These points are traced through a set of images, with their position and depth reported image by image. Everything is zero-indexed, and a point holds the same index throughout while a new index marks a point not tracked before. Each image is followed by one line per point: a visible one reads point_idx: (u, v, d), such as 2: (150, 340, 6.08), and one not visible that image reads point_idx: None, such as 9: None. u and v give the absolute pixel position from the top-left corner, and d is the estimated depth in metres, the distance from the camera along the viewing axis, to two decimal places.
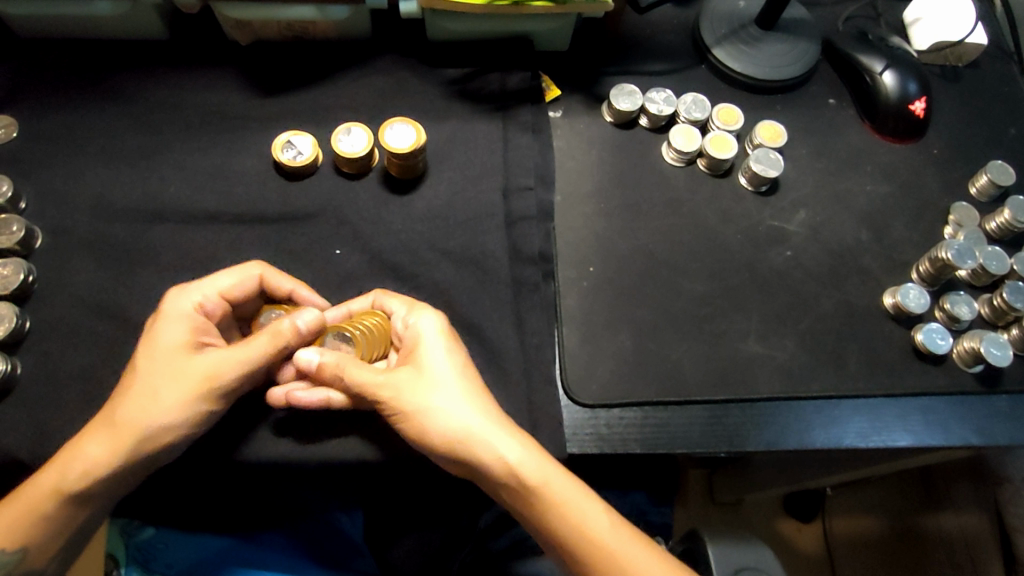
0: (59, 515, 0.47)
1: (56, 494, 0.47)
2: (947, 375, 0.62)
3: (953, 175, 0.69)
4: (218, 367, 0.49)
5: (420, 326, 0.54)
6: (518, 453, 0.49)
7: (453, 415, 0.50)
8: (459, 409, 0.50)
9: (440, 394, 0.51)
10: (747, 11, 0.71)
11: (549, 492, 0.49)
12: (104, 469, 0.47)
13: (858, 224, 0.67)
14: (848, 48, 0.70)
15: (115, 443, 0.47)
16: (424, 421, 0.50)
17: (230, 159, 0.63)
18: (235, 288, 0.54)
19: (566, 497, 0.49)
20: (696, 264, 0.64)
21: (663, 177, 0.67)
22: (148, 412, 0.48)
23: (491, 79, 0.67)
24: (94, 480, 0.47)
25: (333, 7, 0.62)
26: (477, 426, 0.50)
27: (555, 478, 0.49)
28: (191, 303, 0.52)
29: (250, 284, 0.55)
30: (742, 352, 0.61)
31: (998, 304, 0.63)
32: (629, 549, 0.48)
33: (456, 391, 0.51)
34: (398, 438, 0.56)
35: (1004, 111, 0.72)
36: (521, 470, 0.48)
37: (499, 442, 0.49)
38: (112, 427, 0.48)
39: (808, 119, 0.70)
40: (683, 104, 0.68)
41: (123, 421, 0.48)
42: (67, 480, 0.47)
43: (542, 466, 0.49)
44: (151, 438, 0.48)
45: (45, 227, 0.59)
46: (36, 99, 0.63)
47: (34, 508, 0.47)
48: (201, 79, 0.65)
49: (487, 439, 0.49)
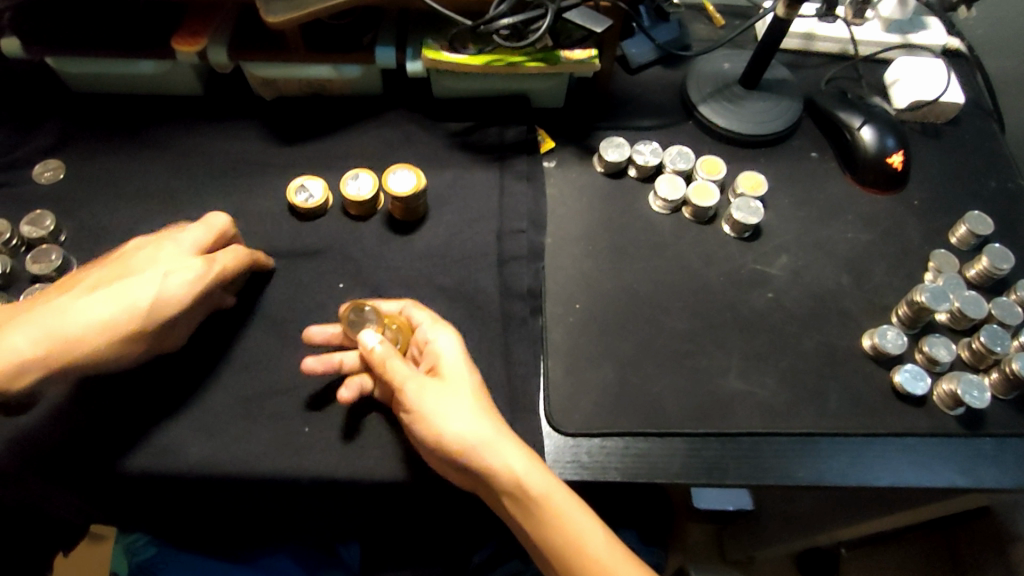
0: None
1: None
2: (928, 417, 0.63)
3: (934, 225, 0.72)
4: (166, 336, 0.57)
5: (441, 341, 0.58)
6: (520, 468, 0.52)
7: (465, 424, 0.53)
8: (470, 417, 0.54)
9: (454, 399, 0.55)
10: (730, 72, 0.76)
11: (549, 502, 0.52)
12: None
13: (839, 269, 0.69)
14: (829, 106, 0.74)
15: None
16: (436, 423, 0.53)
17: (251, 201, 0.69)
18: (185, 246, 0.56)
19: (562, 508, 0.52)
20: (679, 304, 0.67)
21: (649, 224, 0.71)
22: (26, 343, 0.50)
23: (491, 132, 0.73)
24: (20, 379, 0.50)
25: (347, 67, 0.69)
26: (482, 438, 0.53)
27: (554, 492, 0.52)
28: (151, 272, 0.53)
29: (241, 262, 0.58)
30: (722, 387, 0.63)
31: (977, 347, 0.64)
32: (621, 564, 0.51)
33: (468, 402, 0.55)
34: (386, 458, 0.59)
35: (983, 165, 0.75)
36: (525, 480, 0.52)
37: (502, 452, 0.52)
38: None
39: (790, 171, 0.74)
40: (668, 155, 0.72)
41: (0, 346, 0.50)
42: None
43: (545, 479, 0.52)
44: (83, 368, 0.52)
45: (81, 257, 0.65)
46: (84, 146, 0.71)
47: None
48: (229, 130, 0.73)
49: (491, 449, 0.52)
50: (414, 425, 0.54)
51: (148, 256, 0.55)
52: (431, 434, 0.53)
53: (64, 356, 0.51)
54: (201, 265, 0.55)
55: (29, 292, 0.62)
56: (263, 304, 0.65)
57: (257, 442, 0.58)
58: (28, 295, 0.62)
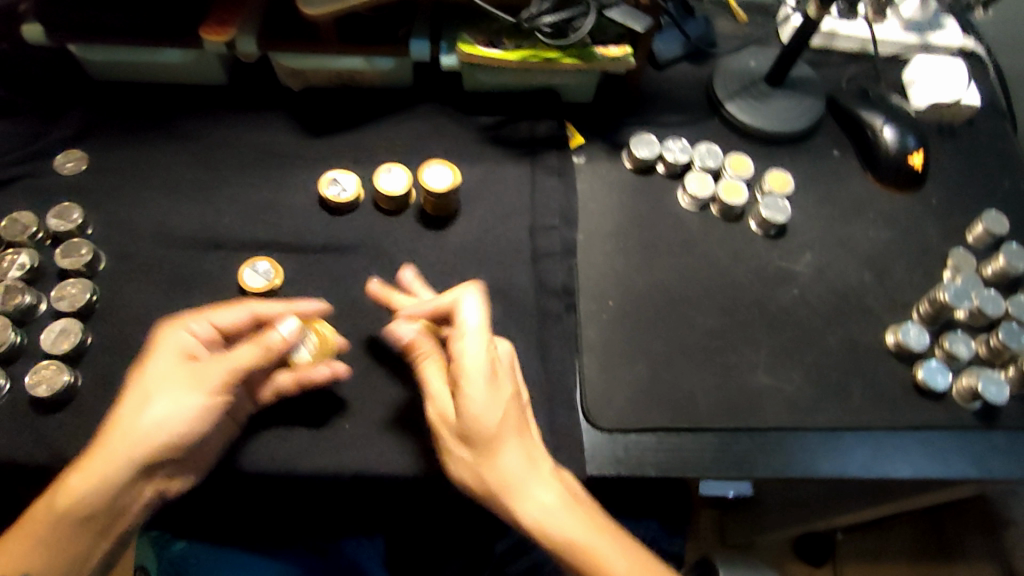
0: (49, 532, 0.49)
1: (65, 512, 0.49)
2: (947, 411, 0.65)
3: (952, 224, 0.74)
4: (211, 373, 0.52)
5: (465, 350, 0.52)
6: (548, 513, 0.50)
7: (505, 468, 0.51)
8: (514, 463, 0.51)
9: (494, 438, 0.51)
10: (757, 69, 0.77)
11: (583, 553, 0.50)
12: (109, 484, 0.49)
13: (862, 267, 0.71)
14: (851, 105, 0.76)
15: (124, 458, 0.49)
16: (483, 471, 0.51)
17: (281, 195, 0.69)
18: (229, 320, 0.57)
19: (601, 551, 0.50)
20: (708, 301, 0.68)
21: (678, 220, 0.72)
22: (167, 420, 0.51)
23: (521, 127, 0.73)
24: (102, 493, 0.49)
25: (380, 59, 0.69)
26: (518, 484, 0.51)
27: (587, 538, 0.50)
28: (175, 334, 0.54)
29: (242, 318, 0.57)
30: (751, 383, 0.64)
31: (994, 345, 0.66)
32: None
33: (509, 443, 0.52)
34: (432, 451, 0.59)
35: (998, 166, 0.77)
36: (550, 527, 0.50)
37: (534, 498, 0.51)
38: (117, 440, 0.50)
39: (814, 169, 0.76)
40: (697, 153, 0.73)
41: (127, 428, 0.50)
42: (75, 495, 0.49)
43: (575, 527, 0.50)
44: (155, 444, 0.50)
45: (110, 252, 0.64)
46: (106, 136, 0.69)
47: (42, 525, 0.49)
48: (258, 122, 0.72)
49: (523, 494, 0.51)
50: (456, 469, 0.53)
51: (177, 324, 0.55)
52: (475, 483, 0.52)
53: (119, 435, 0.50)
54: (206, 319, 0.56)
55: (60, 288, 0.61)
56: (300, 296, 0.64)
57: (298, 441, 0.59)
58: (60, 291, 0.60)
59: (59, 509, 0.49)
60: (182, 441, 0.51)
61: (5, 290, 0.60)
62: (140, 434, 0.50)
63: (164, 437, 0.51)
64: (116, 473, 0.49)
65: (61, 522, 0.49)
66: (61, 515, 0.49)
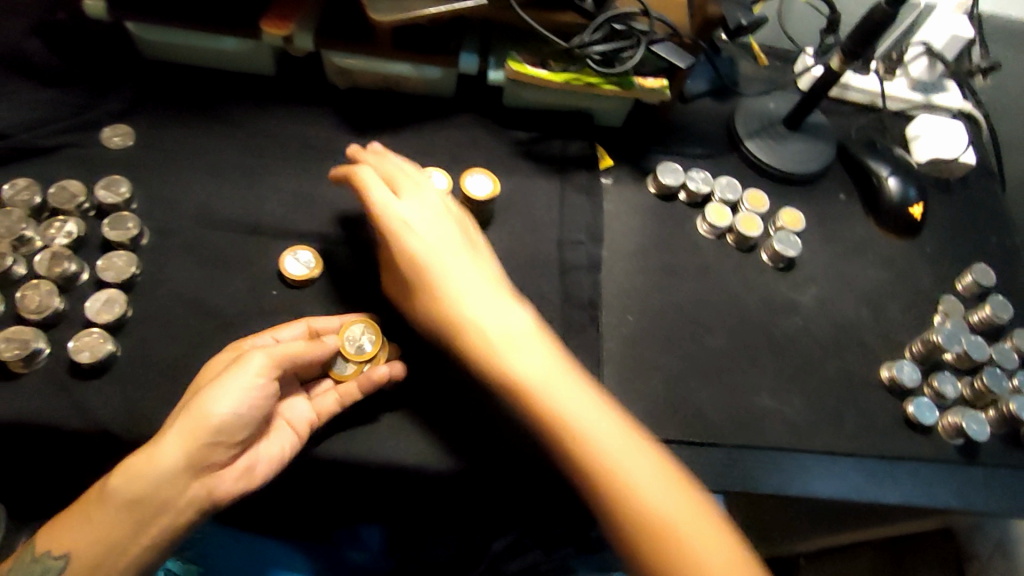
0: (102, 523, 0.48)
1: (129, 497, 0.48)
2: (932, 444, 0.70)
3: (944, 271, 0.79)
4: (266, 358, 0.54)
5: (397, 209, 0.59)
6: (581, 415, 0.51)
7: (523, 357, 0.54)
8: (538, 356, 0.54)
9: (456, 270, 0.57)
10: (777, 111, 0.82)
11: (620, 462, 0.50)
12: (174, 467, 0.49)
13: (862, 304, 0.76)
14: (860, 153, 0.82)
15: (190, 440, 0.50)
16: (471, 319, 0.55)
17: (322, 186, 0.71)
18: (289, 335, 0.60)
19: (619, 439, 0.51)
20: (721, 324, 0.72)
21: (696, 245, 0.76)
22: (233, 401, 0.51)
23: (554, 145, 0.77)
24: (167, 475, 0.49)
25: (428, 68, 0.72)
26: (539, 374, 0.53)
27: (617, 442, 0.51)
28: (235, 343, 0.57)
29: (299, 332, 0.61)
30: (757, 404, 0.68)
31: (978, 386, 0.72)
32: (639, 452, 0.51)
33: (517, 322, 0.56)
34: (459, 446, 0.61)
35: (987, 221, 0.83)
36: (575, 413, 0.51)
37: (561, 390, 0.52)
38: (180, 423, 0.50)
39: (822, 209, 0.81)
40: (718, 185, 0.78)
41: (191, 414, 0.50)
42: (143, 479, 0.48)
43: (610, 431, 0.51)
44: (219, 424, 0.51)
45: (152, 227, 0.66)
46: (154, 114, 0.70)
47: (106, 514, 0.48)
48: (302, 114, 0.74)
49: (551, 385, 0.53)
50: (431, 321, 0.57)
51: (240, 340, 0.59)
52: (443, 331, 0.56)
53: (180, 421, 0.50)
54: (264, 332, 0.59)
55: (106, 258, 0.62)
56: (338, 286, 0.66)
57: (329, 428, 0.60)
58: (105, 262, 0.62)
59: (110, 496, 0.48)
60: (239, 419, 0.52)
61: (52, 256, 0.62)
62: (200, 414, 0.50)
63: (228, 421, 0.51)
64: (181, 454, 0.49)
65: (113, 511, 0.48)
66: (111, 501, 0.48)
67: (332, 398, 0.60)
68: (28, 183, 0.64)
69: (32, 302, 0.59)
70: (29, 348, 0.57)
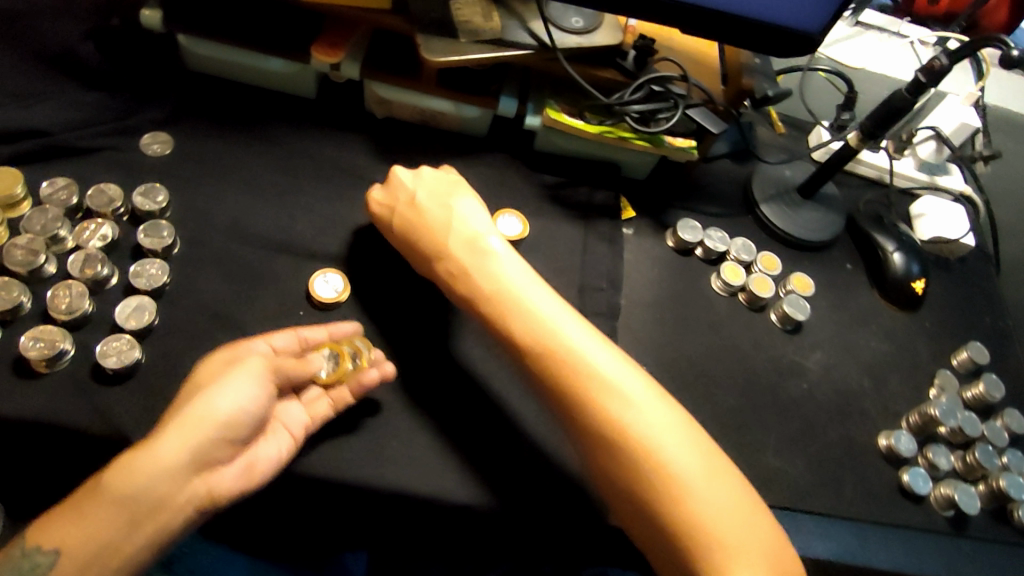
0: (95, 517, 0.46)
1: (125, 492, 0.47)
2: (924, 514, 0.72)
3: (941, 347, 0.82)
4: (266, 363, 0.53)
5: (458, 221, 0.65)
6: (614, 373, 0.56)
7: (556, 322, 0.58)
8: (571, 325, 0.58)
9: (503, 259, 0.62)
10: (792, 179, 0.86)
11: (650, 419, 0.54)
12: (175, 463, 0.48)
13: (863, 373, 0.79)
14: (867, 226, 0.85)
15: (190, 437, 0.49)
16: (510, 295, 0.60)
17: (353, 212, 0.72)
18: (282, 343, 0.57)
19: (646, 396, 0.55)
20: (729, 381, 0.74)
21: (709, 302, 0.78)
22: (236, 399, 0.51)
23: (580, 192, 0.79)
24: (168, 472, 0.48)
25: (466, 107, 0.73)
26: (568, 335, 0.58)
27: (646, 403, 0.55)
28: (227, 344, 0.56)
29: (292, 342, 0.58)
30: (762, 463, 0.70)
31: (970, 461, 0.74)
32: (670, 418, 0.55)
33: (552, 300, 0.60)
34: (481, 479, 0.60)
35: (982, 302, 0.87)
36: (607, 372, 0.56)
37: (594, 354, 0.56)
38: (182, 420, 0.49)
39: (829, 277, 0.84)
40: (734, 245, 0.80)
41: (191, 412, 0.49)
42: (141, 473, 0.47)
43: (637, 391, 0.55)
44: (221, 423, 0.50)
45: (184, 237, 0.66)
46: (194, 126, 0.71)
47: (99, 508, 0.46)
48: (338, 139, 0.75)
49: (583, 352, 0.56)
50: (492, 313, 0.60)
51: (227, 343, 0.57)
52: (510, 324, 0.59)
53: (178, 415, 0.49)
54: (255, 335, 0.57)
55: (139, 265, 0.63)
56: (362, 310, 0.66)
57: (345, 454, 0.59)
58: (138, 269, 0.62)
59: (105, 489, 0.47)
60: (239, 420, 0.51)
61: (86, 258, 0.62)
62: (200, 412, 0.50)
63: (232, 419, 0.51)
64: (180, 450, 0.48)
65: (107, 505, 0.47)
66: (106, 493, 0.47)
67: (325, 403, 0.59)
68: (67, 182, 0.65)
69: (63, 303, 0.59)
70: (56, 348, 0.57)
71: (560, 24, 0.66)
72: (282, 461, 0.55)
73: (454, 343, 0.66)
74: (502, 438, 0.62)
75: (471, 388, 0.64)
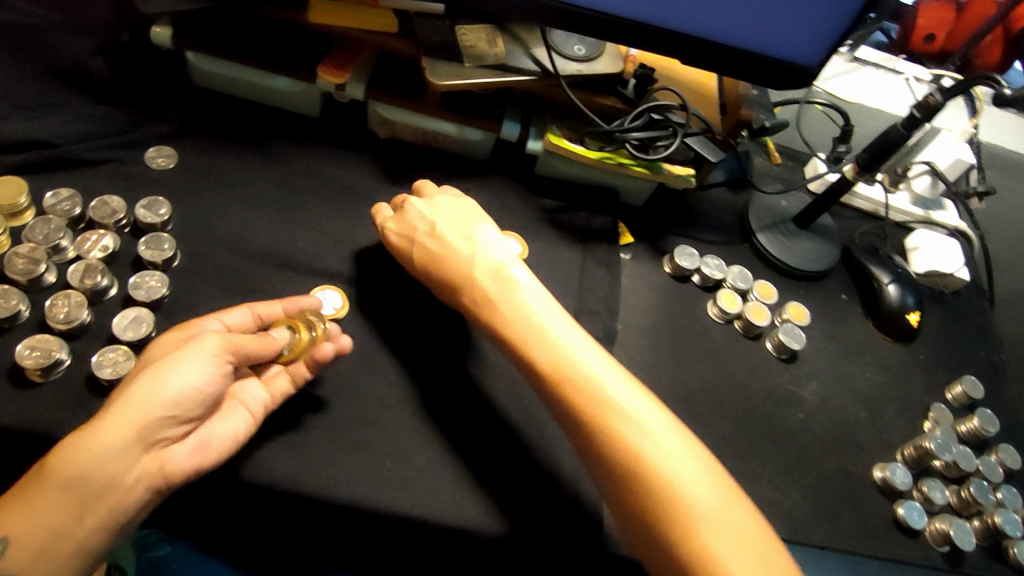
0: (43, 502, 0.46)
1: (73, 472, 0.46)
2: (919, 548, 0.72)
3: (936, 380, 0.83)
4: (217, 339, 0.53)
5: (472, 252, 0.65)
6: (629, 403, 0.55)
7: (574, 350, 0.58)
8: (587, 352, 0.58)
9: (521, 286, 0.63)
10: (788, 209, 0.87)
11: (665, 451, 0.53)
12: (123, 442, 0.48)
13: (858, 404, 0.79)
14: (863, 258, 0.86)
15: (136, 416, 0.49)
16: (527, 321, 0.60)
17: (354, 230, 0.72)
18: (235, 321, 0.59)
19: (661, 428, 0.54)
20: (725, 408, 0.74)
21: (706, 329, 0.78)
22: (189, 378, 0.51)
23: (579, 216, 0.80)
24: (114, 451, 0.47)
25: (471, 130, 0.75)
26: (585, 360, 0.58)
27: (661, 435, 0.54)
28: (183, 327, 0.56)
29: (245, 320, 0.59)
30: (757, 492, 0.70)
31: (965, 496, 0.74)
32: (687, 451, 0.54)
33: (570, 327, 0.60)
34: (476, 499, 0.60)
35: (977, 336, 0.88)
36: (622, 402, 0.55)
37: (610, 384, 0.56)
38: (129, 397, 0.49)
39: (825, 308, 0.84)
40: (731, 273, 0.81)
41: (139, 391, 0.49)
42: (89, 454, 0.47)
43: (652, 421, 0.55)
44: (171, 402, 0.50)
45: (185, 250, 0.66)
46: (198, 142, 0.72)
47: (45, 490, 0.46)
48: (341, 158, 0.76)
49: (599, 380, 0.56)
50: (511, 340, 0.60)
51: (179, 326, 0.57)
52: (528, 353, 0.59)
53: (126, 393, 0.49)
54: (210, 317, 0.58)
55: (139, 277, 0.63)
56: (361, 329, 0.66)
57: (338, 471, 0.59)
58: (138, 280, 0.63)
59: (51, 473, 0.46)
60: (188, 398, 0.51)
61: (86, 268, 0.62)
62: (147, 390, 0.49)
63: (185, 397, 0.51)
64: (127, 429, 0.48)
65: (54, 488, 0.46)
66: (51, 476, 0.46)
67: (282, 381, 0.60)
68: (71, 194, 0.65)
69: (61, 312, 0.59)
70: (52, 357, 0.57)
71: (562, 52, 0.67)
72: (240, 440, 0.55)
73: (451, 362, 0.66)
74: (497, 459, 0.62)
75: (466, 408, 0.64)
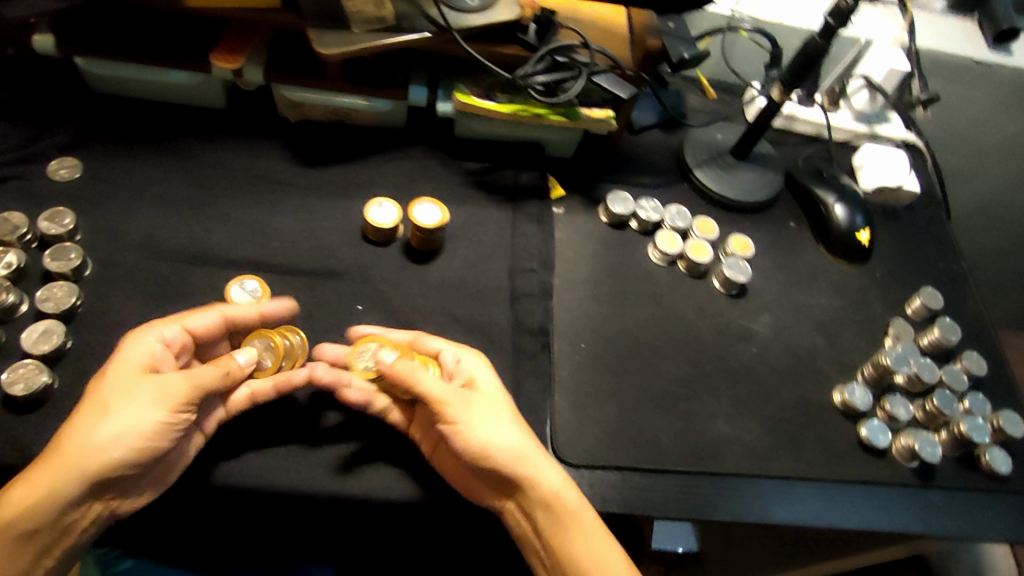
0: None
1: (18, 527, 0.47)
2: (888, 467, 0.69)
3: (894, 296, 0.80)
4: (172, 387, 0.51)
5: (496, 434, 0.55)
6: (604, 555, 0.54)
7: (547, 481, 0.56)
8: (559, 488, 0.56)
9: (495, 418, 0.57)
10: (724, 142, 0.84)
11: None
12: (70, 499, 0.48)
13: (815, 331, 0.77)
14: (807, 182, 0.83)
15: (85, 476, 0.48)
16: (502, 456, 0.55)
17: (271, 217, 0.70)
18: (201, 325, 0.57)
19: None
20: (674, 350, 0.72)
21: (648, 273, 0.76)
22: (141, 434, 0.50)
23: (505, 175, 0.78)
24: (59, 507, 0.48)
25: (378, 100, 0.73)
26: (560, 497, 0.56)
27: None
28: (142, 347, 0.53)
29: (212, 323, 0.58)
30: (713, 431, 0.68)
31: (930, 409, 0.72)
32: None
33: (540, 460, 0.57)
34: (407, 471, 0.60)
35: (934, 247, 0.85)
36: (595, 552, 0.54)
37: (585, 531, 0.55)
38: (77, 456, 0.48)
39: (773, 237, 0.82)
40: (668, 213, 0.78)
41: (87, 447, 0.48)
42: (36, 512, 0.48)
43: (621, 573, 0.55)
44: (120, 460, 0.49)
45: (96, 258, 0.65)
46: (102, 148, 0.70)
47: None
48: (253, 147, 0.74)
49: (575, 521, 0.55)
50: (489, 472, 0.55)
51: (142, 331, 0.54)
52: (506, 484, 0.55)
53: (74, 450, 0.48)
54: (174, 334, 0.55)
55: (46, 289, 0.61)
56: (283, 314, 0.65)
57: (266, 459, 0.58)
58: (45, 292, 0.61)
59: None
60: (141, 454, 0.50)
61: None
62: (95, 450, 0.49)
63: (134, 450, 0.50)
64: (73, 488, 0.48)
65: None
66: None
67: (244, 391, 0.59)
68: None
69: None
70: None
71: (453, 4, 0.65)
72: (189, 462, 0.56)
73: None
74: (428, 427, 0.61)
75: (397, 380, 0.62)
